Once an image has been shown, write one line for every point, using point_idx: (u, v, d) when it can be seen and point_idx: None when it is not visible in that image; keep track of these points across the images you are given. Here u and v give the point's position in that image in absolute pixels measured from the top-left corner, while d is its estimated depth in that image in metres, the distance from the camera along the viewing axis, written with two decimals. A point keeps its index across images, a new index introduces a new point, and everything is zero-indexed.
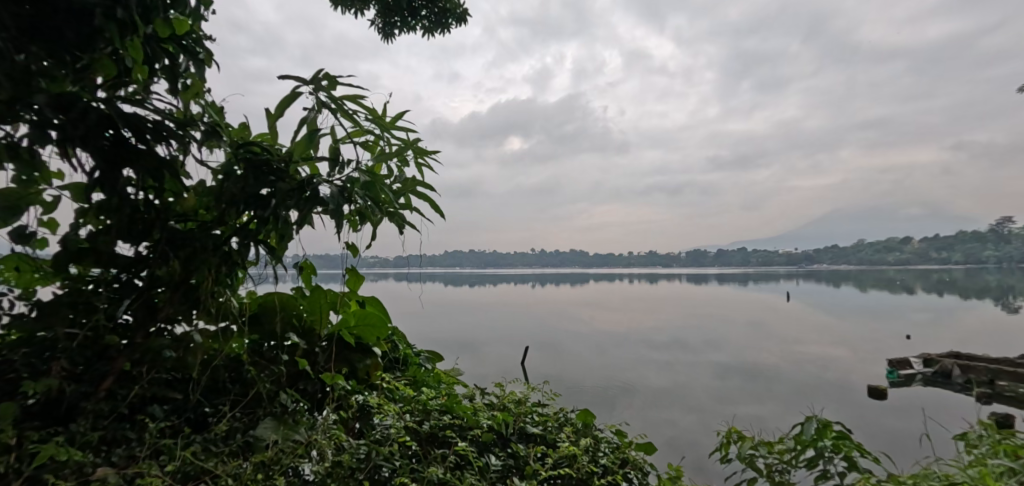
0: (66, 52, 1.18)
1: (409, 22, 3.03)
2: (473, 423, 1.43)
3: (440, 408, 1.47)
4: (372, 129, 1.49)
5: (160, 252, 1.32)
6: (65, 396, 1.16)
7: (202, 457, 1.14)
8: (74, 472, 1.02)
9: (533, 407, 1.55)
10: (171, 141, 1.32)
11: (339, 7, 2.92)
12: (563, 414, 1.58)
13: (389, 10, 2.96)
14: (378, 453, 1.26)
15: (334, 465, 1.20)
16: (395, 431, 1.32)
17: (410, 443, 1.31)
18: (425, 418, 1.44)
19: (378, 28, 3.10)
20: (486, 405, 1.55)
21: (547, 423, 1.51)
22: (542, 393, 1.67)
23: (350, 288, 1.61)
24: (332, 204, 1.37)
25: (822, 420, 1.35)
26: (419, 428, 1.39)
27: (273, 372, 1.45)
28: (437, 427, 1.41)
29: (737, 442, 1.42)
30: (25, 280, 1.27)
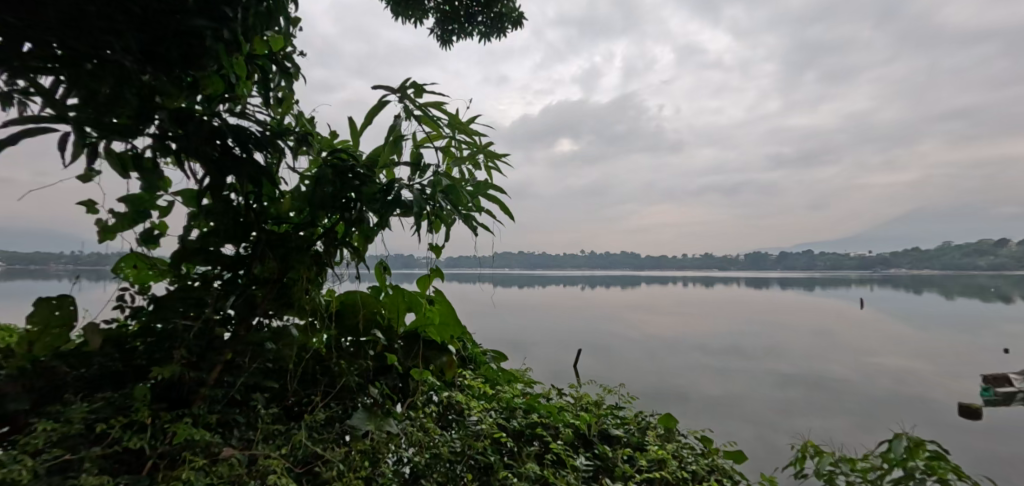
0: (179, 71, 1.30)
1: (466, 28, 3.10)
2: (558, 422, 1.46)
3: (525, 407, 1.51)
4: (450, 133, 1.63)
5: (260, 252, 1.43)
6: (185, 381, 1.30)
7: (311, 442, 1.23)
8: (205, 449, 1.13)
9: (611, 409, 1.56)
10: (268, 150, 1.44)
11: (400, 18, 3.03)
12: (642, 417, 1.56)
13: (447, 18, 3.05)
14: (473, 446, 1.33)
15: (433, 456, 1.28)
16: (488, 426, 1.37)
17: (504, 439, 1.37)
18: (511, 415, 1.48)
19: (437, 36, 3.19)
20: (566, 405, 1.57)
21: (627, 426, 1.50)
22: (619, 395, 1.66)
23: (420, 288, 1.66)
24: (415, 208, 1.47)
25: (913, 438, 1.26)
26: (508, 424, 1.43)
27: (361, 366, 1.56)
28: (525, 424, 1.44)
29: (814, 457, 1.35)
30: (141, 277, 1.45)
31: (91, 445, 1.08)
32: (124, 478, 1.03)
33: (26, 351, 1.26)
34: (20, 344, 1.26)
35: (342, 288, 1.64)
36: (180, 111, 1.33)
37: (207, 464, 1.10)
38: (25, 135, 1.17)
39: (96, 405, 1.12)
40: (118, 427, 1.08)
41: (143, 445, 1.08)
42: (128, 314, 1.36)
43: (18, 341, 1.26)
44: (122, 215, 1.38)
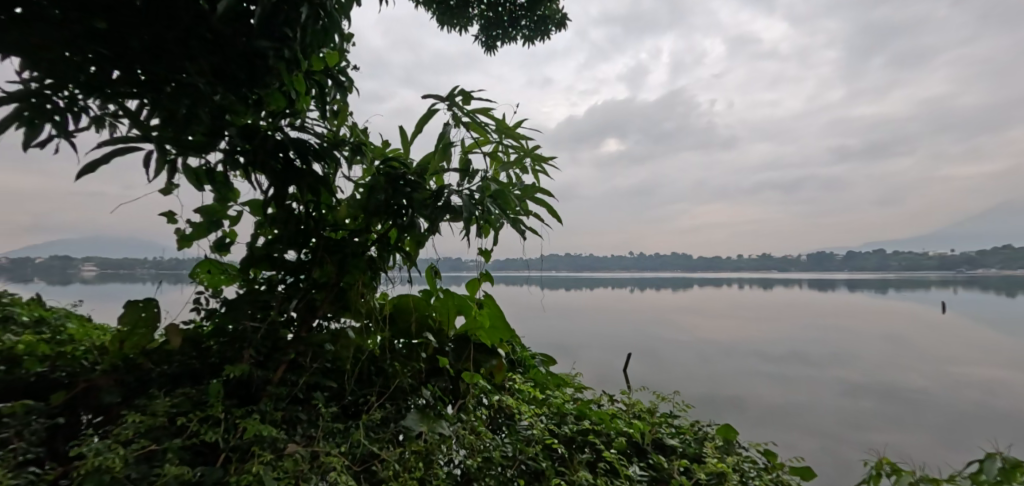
0: (242, 89, 1.39)
1: (510, 32, 3.13)
2: (610, 429, 1.45)
3: (575, 413, 1.52)
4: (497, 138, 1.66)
5: (319, 257, 1.53)
6: (253, 379, 1.39)
7: (368, 441, 1.27)
8: (271, 445, 1.19)
9: (666, 418, 1.54)
10: (326, 160, 1.52)
11: (446, 27, 3.09)
12: (699, 427, 1.53)
13: (491, 24, 3.08)
14: (524, 452, 1.35)
15: (485, 460, 1.31)
16: (540, 433, 1.39)
17: (556, 446, 1.38)
18: (561, 421, 1.50)
19: (481, 42, 3.24)
20: (618, 412, 1.56)
21: (683, 436, 1.48)
22: (674, 403, 1.60)
23: (471, 292, 1.69)
24: (466, 212, 1.51)
25: (1010, 460, 1.18)
26: (558, 430, 1.44)
27: (414, 368, 1.61)
28: (576, 431, 1.45)
29: (890, 476, 1.27)
30: (214, 281, 1.57)
31: (172, 436, 1.17)
32: (201, 469, 1.10)
33: (118, 349, 1.41)
34: (112, 342, 1.41)
35: (395, 291, 1.71)
36: (248, 128, 1.43)
37: (274, 459, 1.16)
38: (116, 154, 1.29)
39: (176, 399, 1.21)
40: (195, 421, 1.17)
41: (217, 438, 1.16)
42: (203, 316, 1.47)
43: (112, 340, 1.42)
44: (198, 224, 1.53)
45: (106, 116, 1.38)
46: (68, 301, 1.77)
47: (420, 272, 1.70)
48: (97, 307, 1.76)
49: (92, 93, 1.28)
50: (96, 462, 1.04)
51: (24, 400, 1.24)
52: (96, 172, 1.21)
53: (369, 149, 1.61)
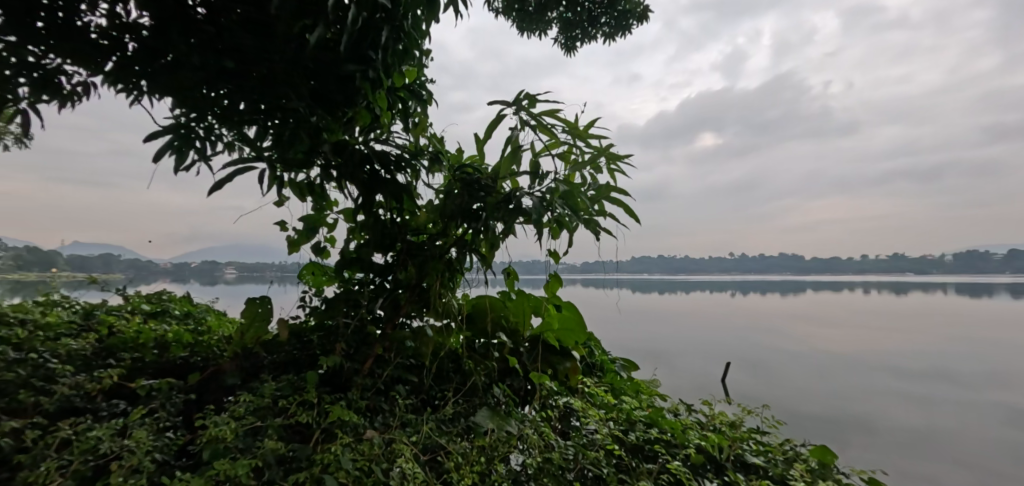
0: (339, 110, 1.57)
1: (590, 31, 3.11)
2: (683, 442, 1.40)
3: (645, 420, 1.49)
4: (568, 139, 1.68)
5: (402, 260, 1.65)
6: (344, 370, 1.56)
7: (437, 433, 1.34)
8: (353, 430, 1.28)
9: (750, 434, 1.45)
10: (408, 170, 1.64)
11: (526, 33, 3.15)
12: (789, 446, 1.42)
13: (571, 25, 3.08)
14: (586, 457, 1.33)
15: (546, 459, 1.31)
16: (602, 438, 1.39)
17: (617, 451, 1.36)
18: (630, 428, 1.47)
19: (561, 44, 3.25)
20: (694, 424, 1.50)
21: (770, 455, 1.39)
22: (761, 417, 1.52)
23: (549, 293, 1.70)
24: (535, 215, 1.55)
25: None
26: (624, 437, 1.42)
27: (487, 366, 1.66)
28: (642, 439, 1.41)
29: None
30: (317, 281, 1.76)
31: (275, 416, 1.30)
32: (294, 446, 1.22)
33: (240, 339, 1.60)
34: (235, 334, 1.60)
35: (472, 293, 1.77)
36: (339, 143, 1.56)
37: (353, 442, 1.25)
38: (237, 174, 1.47)
39: (281, 384, 1.35)
40: (292, 403, 1.30)
41: (310, 419, 1.28)
42: (307, 311, 1.67)
43: (236, 330, 1.60)
44: (302, 230, 1.72)
45: (235, 142, 1.56)
46: (209, 296, 2.19)
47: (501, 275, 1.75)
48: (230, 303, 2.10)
49: (223, 121, 1.49)
50: (213, 432, 1.18)
51: (168, 380, 1.47)
52: (224, 188, 1.40)
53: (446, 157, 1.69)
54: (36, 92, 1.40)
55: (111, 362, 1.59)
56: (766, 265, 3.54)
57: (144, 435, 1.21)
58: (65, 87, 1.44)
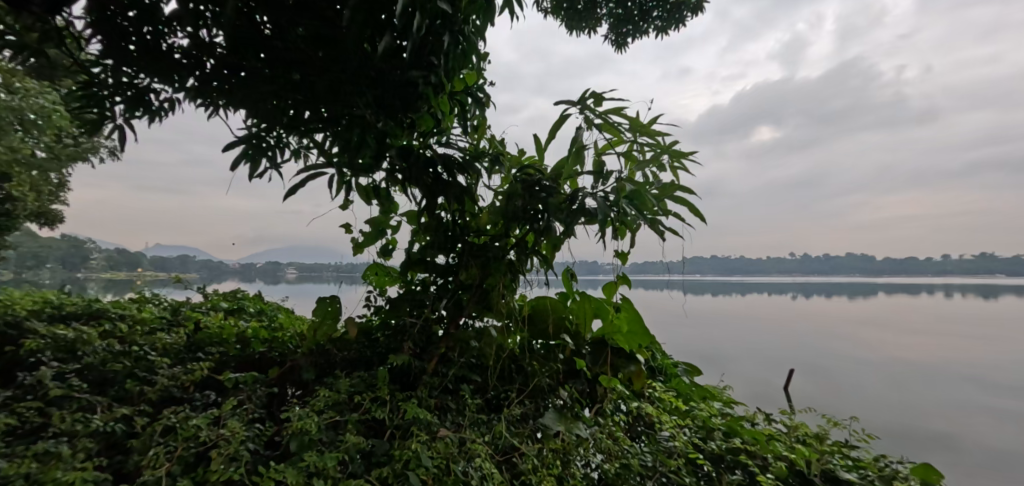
0: (402, 115, 1.60)
1: (642, 26, 3.05)
2: (769, 453, 1.35)
3: (724, 429, 1.44)
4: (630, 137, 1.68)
5: (464, 260, 1.67)
6: (412, 369, 1.61)
7: (508, 434, 1.35)
8: (427, 428, 1.31)
9: (840, 448, 1.38)
10: (466, 172, 1.66)
11: (575, 31, 3.13)
12: (885, 462, 1.35)
13: (621, 21, 3.03)
14: (666, 464, 1.31)
15: (622, 466, 1.31)
16: (682, 446, 1.35)
17: (701, 461, 1.32)
18: (709, 436, 1.43)
19: (611, 41, 3.21)
20: (777, 434, 1.44)
21: (864, 471, 1.32)
22: (850, 430, 1.44)
23: (607, 295, 1.70)
24: (601, 214, 1.55)
25: None
26: (705, 446, 1.38)
27: (552, 368, 1.69)
28: (724, 449, 1.37)
29: None
30: (381, 280, 1.83)
31: (352, 411, 1.36)
32: (372, 441, 1.27)
33: (313, 337, 1.69)
34: (308, 330, 1.71)
35: (532, 293, 1.78)
36: (404, 148, 1.63)
37: (429, 440, 1.28)
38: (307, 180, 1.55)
39: (355, 380, 1.41)
40: (367, 400, 1.35)
41: (385, 415, 1.32)
42: (372, 311, 1.76)
43: (308, 328, 1.70)
44: (369, 233, 1.82)
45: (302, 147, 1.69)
46: (277, 295, 2.55)
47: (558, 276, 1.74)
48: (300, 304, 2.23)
49: (292, 130, 1.58)
50: (299, 424, 1.23)
51: (251, 373, 1.56)
52: (296, 194, 1.48)
53: (506, 159, 1.73)
54: (131, 109, 1.54)
55: (200, 356, 1.70)
56: (832, 269, 3.31)
57: (237, 425, 1.30)
58: (154, 102, 1.56)
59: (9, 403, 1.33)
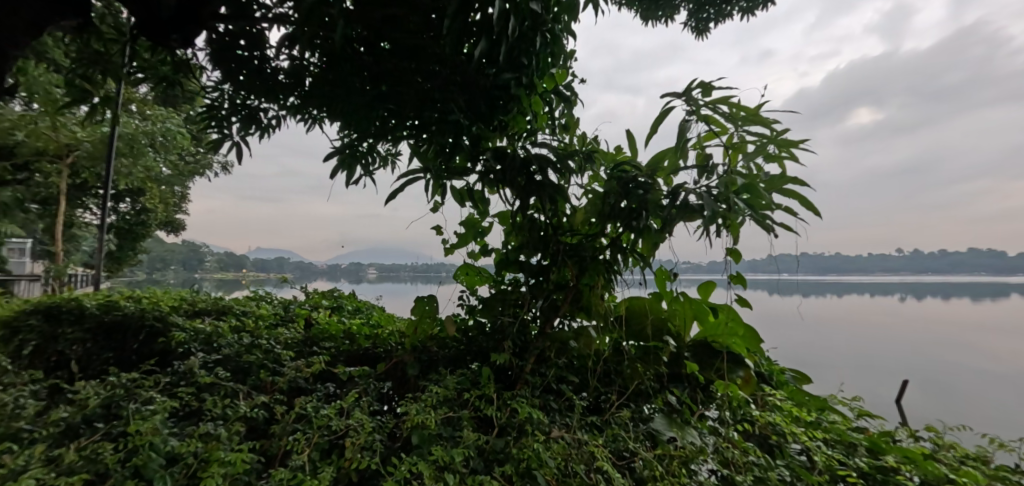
0: (493, 119, 1.83)
1: (725, 10, 2.91)
2: (931, 474, 1.35)
3: (866, 445, 1.47)
4: (732, 126, 1.64)
5: (559, 260, 1.67)
6: (513, 368, 1.66)
7: (622, 438, 1.43)
8: (536, 427, 1.42)
9: (1006, 473, 1.37)
10: (555, 170, 1.64)
11: (652, 21, 3.04)
12: None
13: (702, 6, 2.91)
14: (806, 478, 1.37)
15: (757, 479, 1.36)
16: (825, 461, 1.39)
17: (850, 478, 1.35)
18: (850, 453, 1.46)
19: (692, 28, 3.08)
20: (931, 453, 1.44)
21: None
22: (1021, 455, 1.43)
23: (703, 295, 1.70)
24: (708, 210, 1.47)
25: None
26: (850, 461, 1.41)
27: (656, 370, 1.67)
28: (872, 465, 1.40)
29: None
30: (471, 280, 1.85)
31: (461, 407, 1.48)
32: (488, 438, 1.38)
33: (415, 333, 1.78)
34: (409, 328, 1.79)
35: (625, 294, 1.77)
36: (500, 151, 1.66)
37: (544, 439, 1.38)
38: (406, 184, 1.71)
39: (461, 378, 1.54)
40: (477, 397, 1.47)
41: (494, 412, 1.44)
42: (465, 309, 1.79)
43: (410, 326, 1.80)
44: (464, 233, 1.87)
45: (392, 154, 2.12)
46: (371, 295, 2.70)
47: (653, 273, 1.69)
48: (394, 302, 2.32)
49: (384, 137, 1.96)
50: (419, 419, 1.35)
51: (363, 368, 1.68)
52: (396, 198, 1.69)
53: (598, 157, 1.72)
54: (246, 125, 2.05)
55: (317, 350, 1.84)
56: (954, 266, 2.31)
57: (364, 417, 1.40)
58: (264, 120, 2.07)
59: (170, 388, 1.51)
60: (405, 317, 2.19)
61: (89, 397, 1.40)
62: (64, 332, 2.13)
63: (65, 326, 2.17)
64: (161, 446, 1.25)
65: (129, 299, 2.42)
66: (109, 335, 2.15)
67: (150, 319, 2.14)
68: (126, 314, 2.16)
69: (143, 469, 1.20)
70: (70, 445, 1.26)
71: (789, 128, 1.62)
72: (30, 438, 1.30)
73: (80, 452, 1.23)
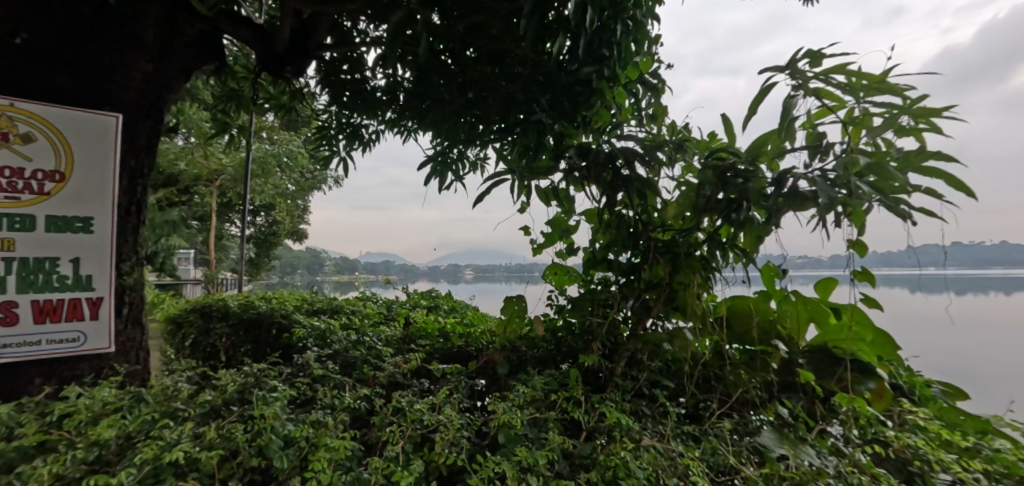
0: (575, 116, 1.78)
1: None
2: None
3: None
4: (852, 99, 1.42)
5: (650, 258, 1.58)
6: (602, 370, 1.58)
7: (722, 452, 1.28)
8: (627, 433, 1.33)
9: None
10: (643, 163, 1.53)
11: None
12: None
13: None
14: None
15: None
16: None
17: None
18: None
19: None
20: None
21: None
22: None
23: (821, 294, 1.51)
24: (824, 194, 1.27)
25: None
26: None
27: (765, 378, 1.50)
28: None
29: None
30: (559, 279, 1.79)
31: (548, 408, 1.42)
32: (574, 442, 1.31)
33: (505, 334, 1.76)
34: (500, 328, 1.79)
35: (726, 293, 1.59)
36: (583, 147, 1.59)
37: (633, 447, 1.28)
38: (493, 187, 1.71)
39: (548, 379, 1.49)
40: (565, 399, 1.41)
41: (582, 416, 1.37)
42: (554, 309, 1.74)
43: (499, 326, 1.78)
44: (551, 232, 1.82)
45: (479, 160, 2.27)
46: (465, 295, 2.74)
47: (759, 270, 1.53)
48: (487, 301, 2.35)
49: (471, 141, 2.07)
50: (504, 418, 1.31)
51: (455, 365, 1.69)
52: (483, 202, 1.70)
53: (690, 146, 1.58)
54: (352, 143, 2.49)
55: (414, 347, 1.88)
56: None
57: (453, 413, 1.40)
58: (365, 135, 2.49)
59: (290, 379, 1.62)
60: (496, 317, 2.20)
61: (228, 383, 1.50)
62: (215, 327, 2.55)
63: (215, 321, 2.62)
64: (280, 428, 1.30)
65: (262, 300, 2.75)
66: (249, 330, 2.48)
67: (278, 316, 2.38)
68: (260, 312, 2.45)
69: (265, 450, 1.26)
70: (212, 425, 1.35)
71: (927, 95, 1.37)
72: (182, 415, 1.41)
73: (218, 431, 1.31)
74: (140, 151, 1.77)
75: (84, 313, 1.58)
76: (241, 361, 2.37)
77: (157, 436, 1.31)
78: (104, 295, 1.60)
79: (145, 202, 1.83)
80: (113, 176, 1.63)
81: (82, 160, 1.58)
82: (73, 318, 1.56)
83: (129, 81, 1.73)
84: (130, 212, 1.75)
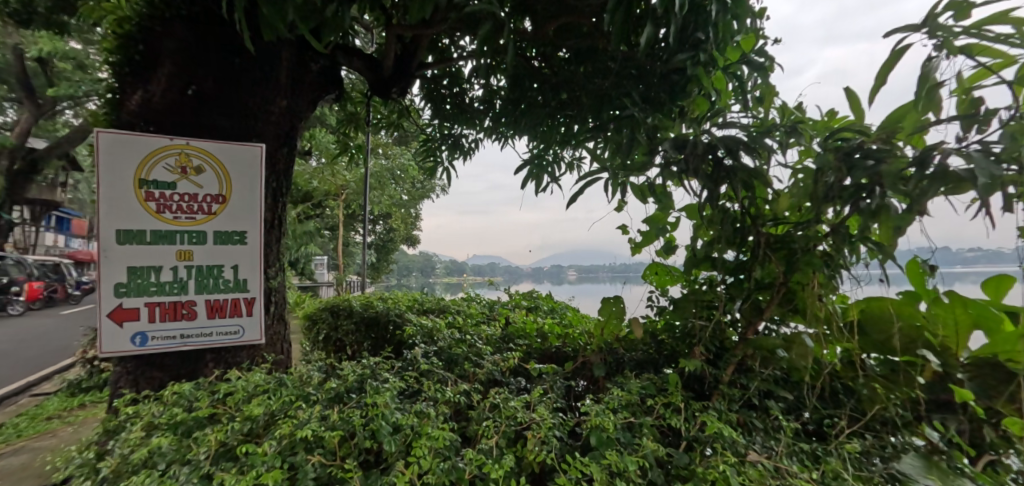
0: (669, 106, 1.65)
1: None
2: None
3: None
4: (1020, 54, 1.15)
5: (761, 256, 1.38)
6: (706, 377, 1.43)
7: (846, 477, 1.09)
8: (732, 446, 1.19)
9: None
10: (749, 151, 1.36)
11: None
12: None
13: None
14: None
15: None
16: None
17: None
18: None
19: None
20: None
21: None
22: None
23: (990, 294, 1.23)
24: (986, 173, 1.03)
25: None
26: None
27: (907, 396, 1.27)
28: None
29: None
30: (661, 280, 1.67)
31: (645, 413, 1.32)
32: (670, 451, 1.20)
33: (602, 337, 1.66)
34: (597, 331, 1.68)
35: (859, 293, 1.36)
36: (680, 138, 1.44)
37: (738, 462, 1.14)
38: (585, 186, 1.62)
39: (645, 383, 1.39)
40: (662, 405, 1.30)
41: (682, 425, 1.24)
42: (655, 311, 1.62)
43: (596, 328, 1.69)
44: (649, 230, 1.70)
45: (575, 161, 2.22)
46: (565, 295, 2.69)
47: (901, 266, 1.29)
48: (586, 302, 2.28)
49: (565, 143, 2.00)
50: (597, 420, 1.22)
51: (552, 365, 1.63)
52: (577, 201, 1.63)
53: (806, 128, 1.38)
54: (454, 152, 2.59)
55: (511, 347, 1.87)
56: None
57: (545, 412, 1.35)
58: (466, 144, 2.57)
59: (402, 371, 1.68)
60: (596, 318, 2.12)
61: (349, 374, 1.61)
62: (341, 324, 2.75)
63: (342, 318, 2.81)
64: (389, 416, 1.34)
65: (379, 299, 2.93)
66: (369, 326, 2.64)
67: (393, 315, 2.51)
68: (378, 312, 2.61)
69: (377, 433, 1.29)
70: (336, 408, 1.42)
71: None
72: (313, 398, 1.49)
73: (341, 414, 1.38)
74: (281, 174, 1.99)
75: (242, 310, 1.77)
76: (361, 355, 2.53)
77: (293, 414, 1.39)
78: (256, 295, 1.79)
79: (284, 217, 2.04)
80: (262, 196, 1.81)
81: (238, 184, 1.77)
82: (234, 314, 1.76)
83: (268, 115, 1.92)
84: (273, 226, 1.95)
